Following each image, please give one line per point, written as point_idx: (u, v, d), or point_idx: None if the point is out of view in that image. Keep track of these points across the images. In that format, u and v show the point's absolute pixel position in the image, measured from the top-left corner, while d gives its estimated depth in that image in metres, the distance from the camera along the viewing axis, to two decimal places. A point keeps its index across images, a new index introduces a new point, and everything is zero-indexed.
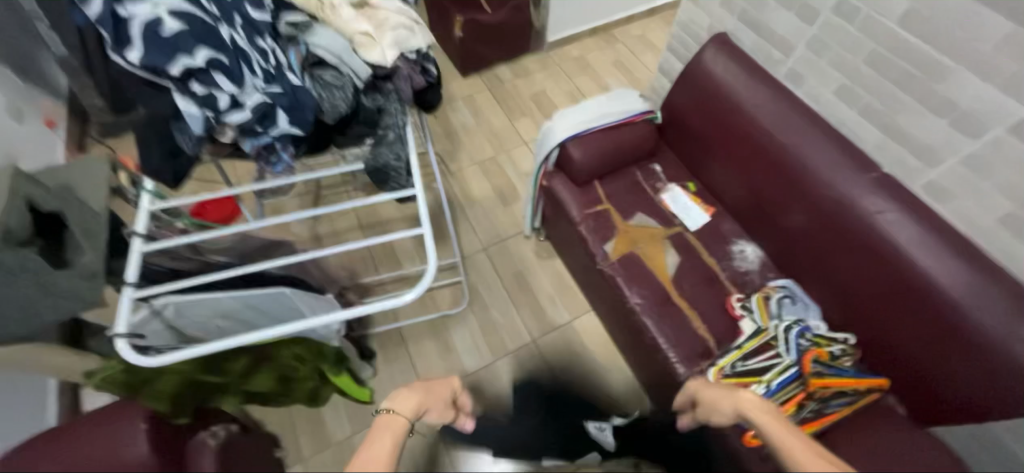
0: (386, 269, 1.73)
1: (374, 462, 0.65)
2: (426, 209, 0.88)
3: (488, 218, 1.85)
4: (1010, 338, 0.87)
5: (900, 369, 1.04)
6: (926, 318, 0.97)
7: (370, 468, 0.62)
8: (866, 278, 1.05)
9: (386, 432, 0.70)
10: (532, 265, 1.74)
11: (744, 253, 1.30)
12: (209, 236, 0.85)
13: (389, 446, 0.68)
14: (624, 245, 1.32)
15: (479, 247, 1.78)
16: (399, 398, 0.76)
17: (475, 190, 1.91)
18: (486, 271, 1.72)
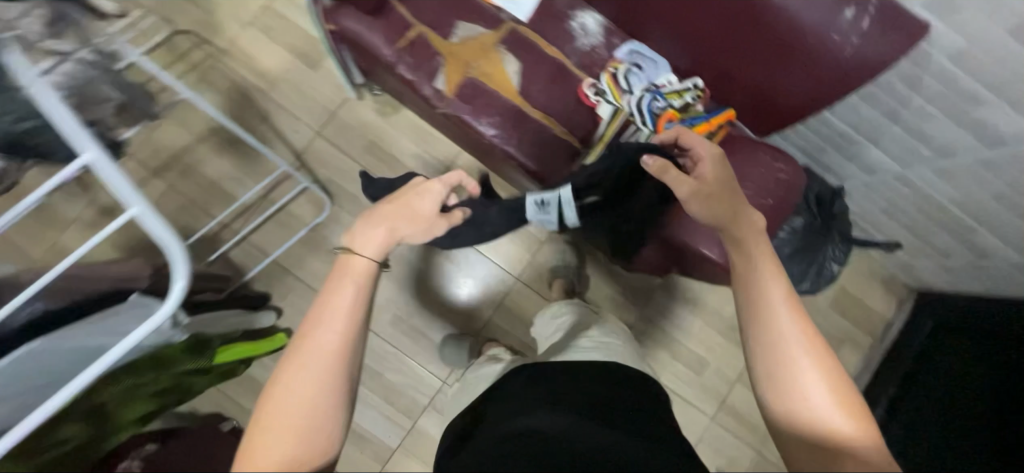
0: (220, 207, 1.42)
1: (329, 317, 0.65)
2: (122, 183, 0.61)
3: (303, 93, 1.46)
4: (831, 29, 0.86)
5: (744, 94, 1.05)
6: (762, 37, 0.93)
7: (331, 343, 0.64)
8: (704, 11, 0.96)
9: (349, 273, 0.70)
10: (382, 129, 1.48)
11: (585, 26, 1.12)
12: None
13: (355, 289, 0.69)
14: (457, 72, 1.09)
15: (312, 134, 1.46)
16: (365, 231, 0.73)
17: (267, 63, 1.46)
18: (334, 158, 1.46)
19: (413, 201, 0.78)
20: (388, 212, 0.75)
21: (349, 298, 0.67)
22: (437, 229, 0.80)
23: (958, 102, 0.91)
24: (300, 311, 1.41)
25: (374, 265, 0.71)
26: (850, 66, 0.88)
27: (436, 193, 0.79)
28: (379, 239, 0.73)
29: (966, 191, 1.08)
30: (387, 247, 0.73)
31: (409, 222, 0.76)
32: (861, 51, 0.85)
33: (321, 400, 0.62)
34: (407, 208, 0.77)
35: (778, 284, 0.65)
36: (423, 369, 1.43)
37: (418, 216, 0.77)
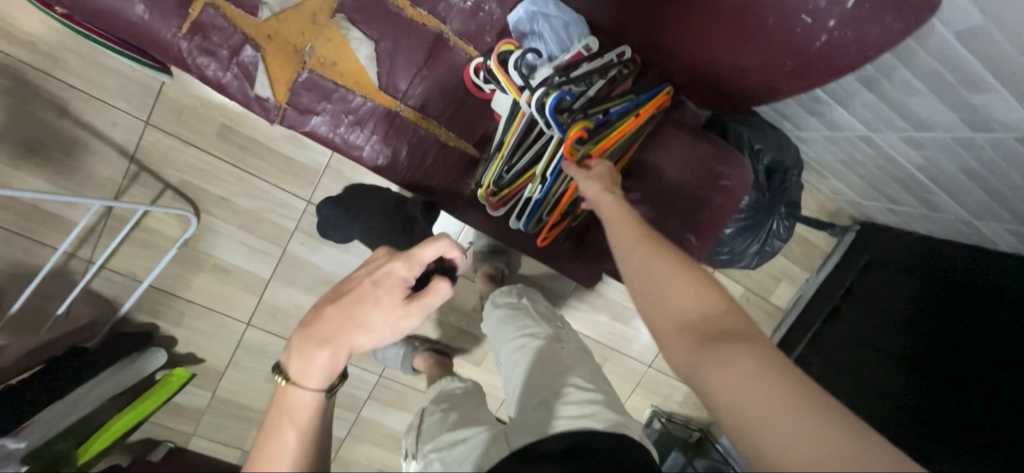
0: (54, 235, 1.14)
1: (271, 470, 0.53)
2: None
3: (105, 67, 1.06)
4: (804, 7, 0.65)
5: (683, 72, 0.81)
6: None
7: None
8: None
9: (291, 407, 0.56)
10: (233, 108, 1.13)
11: None
12: None
13: (301, 426, 0.56)
14: (284, 61, 0.76)
15: (139, 126, 1.10)
16: (303, 354, 0.56)
17: (30, 25, 1.01)
18: (181, 153, 1.13)
19: (365, 299, 0.58)
20: (326, 316, 0.56)
21: (294, 440, 0.55)
22: (409, 325, 0.59)
23: (950, 83, 0.69)
24: (201, 334, 1.27)
25: (324, 395, 0.57)
26: (813, 59, 0.69)
27: (398, 287, 0.59)
28: (321, 364, 0.55)
29: (933, 160, 0.92)
30: (336, 369, 0.57)
31: (363, 329, 0.56)
32: (834, 42, 0.66)
33: None
34: (360, 307, 0.57)
35: (683, 298, 0.52)
36: (356, 368, 1.38)
37: (373, 320, 0.57)
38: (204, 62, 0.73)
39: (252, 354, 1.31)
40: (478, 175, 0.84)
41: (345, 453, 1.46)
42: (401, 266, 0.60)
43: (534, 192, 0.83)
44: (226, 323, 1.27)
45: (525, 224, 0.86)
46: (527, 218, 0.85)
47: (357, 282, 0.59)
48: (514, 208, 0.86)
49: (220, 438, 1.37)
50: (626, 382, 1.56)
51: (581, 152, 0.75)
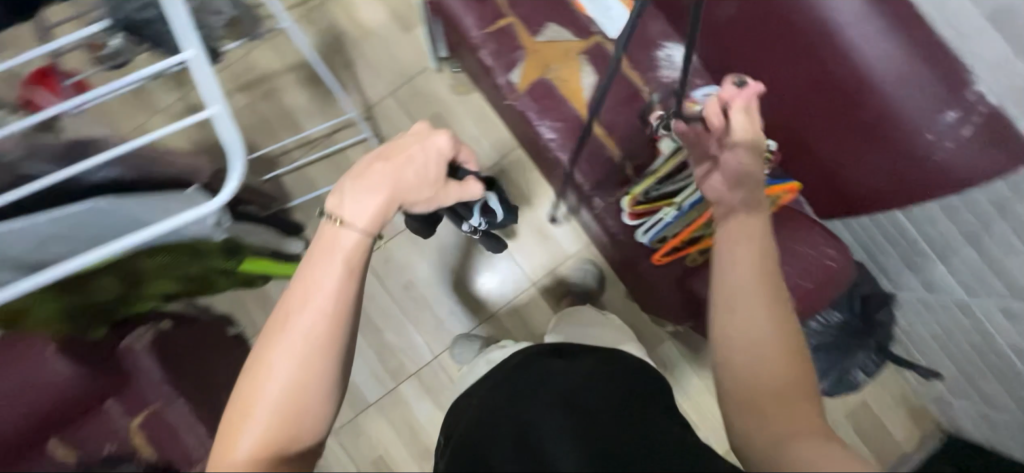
0: (286, 134, 1.52)
1: (314, 295, 0.61)
2: (202, 82, 0.63)
3: (390, 53, 1.54)
4: (925, 127, 0.85)
5: (810, 166, 1.05)
6: (852, 113, 0.92)
7: (319, 319, 0.60)
8: (793, 71, 0.96)
9: (337, 242, 0.64)
10: (450, 104, 1.53)
11: (672, 59, 1.11)
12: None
13: (346, 259, 0.64)
14: (534, 69, 1.11)
15: (386, 93, 1.53)
16: (353, 197, 0.65)
17: (366, 16, 1.54)
18: (398, 118, 1.52)
19: (408, 161, 0.67)
20: (377, 169, 0.66)
21: (341, 268, 0.63)
22: (446, 197, 0.72)
23: None
24: None
25: (365, 237, 0.65)
26: (930, 170, 0.87)
27: (438, 163, 0.69)
28: (370, 207, 0.65)
29: None
30: (381, 215, 0.66)
31: (409, 185, 0.67)
32: (951, 158, 0.84)
33: (308, 370, 0.60)
34: (410, 172, 0.67)
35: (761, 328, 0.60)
36: (421, 340, 1.48)
37: (420, 181, 0.68)
38: (489, 50, 1.11)
39: None
40: (630, 187, 1.06)
41: (363, 419, 1.47)
42: (443, 137, 0.69)
43: (667, 215, 1.02)
44: None
45: (650, 238, 1.05)
46: (655, 233, 1.04)
47: (402, 150, 0.68)
48: (645, 222, 1.06)
49: None
50: None
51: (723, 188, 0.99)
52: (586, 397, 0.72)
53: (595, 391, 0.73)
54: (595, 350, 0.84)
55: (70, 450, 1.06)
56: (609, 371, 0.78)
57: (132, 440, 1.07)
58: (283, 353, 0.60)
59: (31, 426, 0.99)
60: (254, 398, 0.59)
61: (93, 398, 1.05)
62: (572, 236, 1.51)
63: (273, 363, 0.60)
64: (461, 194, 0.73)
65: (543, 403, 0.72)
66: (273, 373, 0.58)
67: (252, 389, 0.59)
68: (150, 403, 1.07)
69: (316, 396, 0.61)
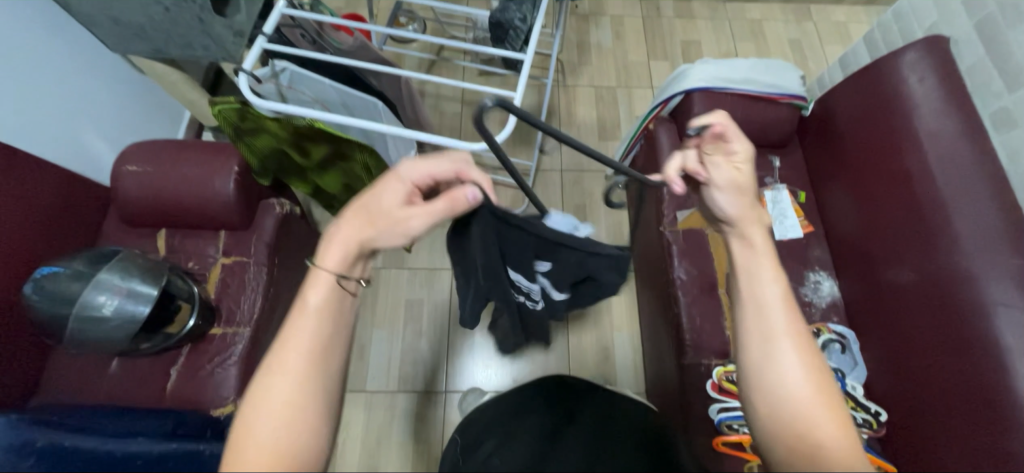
0: None
1: (298, 340, 0.52)
2: (524, 79, 0.86)
3: (579, 143, 1.79)
4: None
5: (914, 460, 0.95)
6: (977, 434, 0.84)
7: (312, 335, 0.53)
8: (935, 362, 0.92)
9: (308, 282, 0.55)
10: (597, 206, 1.70)
11: (818, 286, 1.18)
12: (359, 30, 0.87)
13: (318, 304, 0.54)
14: (698, 220, 1.24)
15: (556, 167, 1.76)
16: (324, 242, 0.57)
17: (579, 111, 1.84)
18: (552, 189, 1.72)
19: (369, 195, 0.59)
20: (344, 208, 0.59)
21: (313, 316, 0.54)
22: (408, 222, 0.57)
23: None
24: (431, 244, 1.63)
25: (336, 278, 0.55)
26: None
27: (400, 192, 0.59)
28: (341, 243, 0.57)
29: None
30: (350, 253, 0.57)
31: (374, 212, 0.58)
32: None
33: (308, 387, 0.51)
34: (369, 203, 0.58)
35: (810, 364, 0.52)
36: (447, 367, 1.49)
37: (383, 210, 0.57)
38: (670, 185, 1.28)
39: (428, 281, 1.59)
40: (728, 361, 1.09)
41: (349, 399, 1.45)
42: (407, 165, 0.59)
43: None
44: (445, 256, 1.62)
45: (721, 419, 1.03)
46: (729, 416, 1.03)
47: (361, 189, 0.60)
48: (727, 402, 1.05)
49: None
50: None
51: None
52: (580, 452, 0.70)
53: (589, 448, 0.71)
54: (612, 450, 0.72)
55: (164, 247, 1.15)
56: (592, 427, 0.76)
57: (211, 272, 1.14)
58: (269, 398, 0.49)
59: (162, 211, 1.11)
60: (249, 453, 0.47)
61: (217, 224, 1.15)
62: (629, 375, 1.49)
63: (264, 398, 0.49)
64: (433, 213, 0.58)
65: (549, 466, 0.68)
66: (273, 400, 0.49)
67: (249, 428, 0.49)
68: (247, 255, 1.16)
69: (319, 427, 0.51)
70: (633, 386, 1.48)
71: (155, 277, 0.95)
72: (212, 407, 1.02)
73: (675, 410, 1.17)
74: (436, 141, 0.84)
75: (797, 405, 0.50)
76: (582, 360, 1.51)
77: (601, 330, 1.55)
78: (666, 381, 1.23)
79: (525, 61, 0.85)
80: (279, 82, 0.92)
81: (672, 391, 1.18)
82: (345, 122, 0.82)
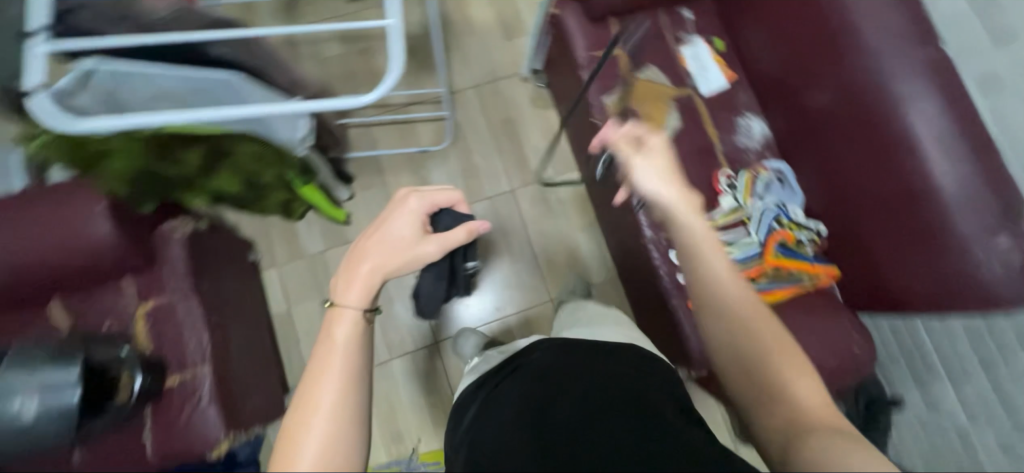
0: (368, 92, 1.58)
1: (324, 371, 0.62)
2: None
3: (485, 50, 1.63)
4: (978, 248, 0.87)
5: (858, 260, 1.05)
6: (907, 221, 0.94)
7: (338, 366, 0.63)
8: (865, 170, 1.00)
9: (335, 320, 0.66)
10: (524, 113, 1.61)
11: (750, 129, 1.20)
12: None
13: (345, 338, 0.65)
14: (626, 99, 1.19)
15: (470, 84, 1.61)
16: (348, 280, 0.69)
17: (475, 13, 1.64)
18: (473, 110, 1.60)
19: (388, 233, 0.73)
20: (366, 248, 0.71)
21: (343, 344, 0.64)
22: (424, 247, 0.75)
23: None
24: (368, 208, 1.52)
25: (362, 311, 0.66)
26: (973, 287, 0.88)
27: (414, 226, 0.76)
28: (362, 284, 0.68)
29: None
30: (373, 287, 0.70)
31: (394, 246, 0.73)
32: (1000, 281, 0.85)
33: (344, 397, 0.61)
34: (389, 239, 0.73)
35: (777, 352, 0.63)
36: (429, 320, 1.48)
37: (405, 242, 0.74)
38: (591, 71, 1.20)
39: None
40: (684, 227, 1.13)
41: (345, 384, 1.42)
42: (414, 201, 0.77)
43: None
44: None
45: (691, 280, 1.10)
46: None
47: (373, 230, 0.74)
48: None
49: (289, 285, 1.46)
50: None
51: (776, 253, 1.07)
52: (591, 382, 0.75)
53: (594, 373, 0.77)
54: (606, 401, 0.71)
55: (65, 316, 0.99)
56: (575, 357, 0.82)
57: (134, 324, 1.01)
58: (316, 413, 0.60)
59: (39, 281, 0.93)
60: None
61: (115, 271, 0.99)
62: (600, 267, 1.55)
63: (304, 429, 0.60)
64: (442, 242, 0.77)
65: (551, 437, 0.67)
66: (317, 416, 0.60)
67: (293, 448, 0.59)
68: (167, 293, 1.02)
69: (353, 439, 0.61)
70: (606, 275, 1.55)
71: (66, 359, 0.82)
72: (205, 449, 0.96)
73: (649, 286, 1.23)
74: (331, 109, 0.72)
75: (758, 373, 0.63)
76: (555, 269, 1.54)
77: (564, 236, 1.56)
78: (635, 262, 1.29)
79: None
80: (94, 86, 0.73)
81: (642, 270, 1.24)
82: (196, 116, 0.67)
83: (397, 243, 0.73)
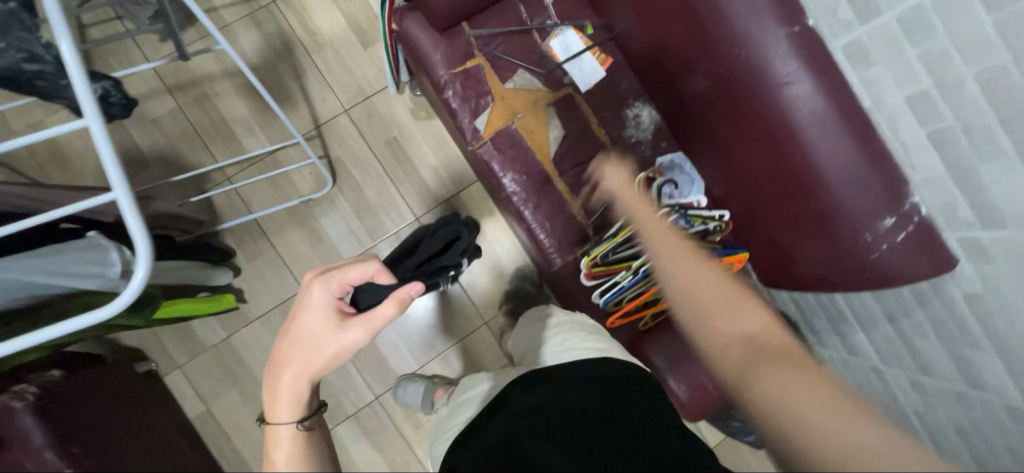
0: (219, 148, 1.36)
1: None
2: (111, 163, 0.51)
3: (345, 66, 1.41)
4: (866, 228, 0.85)
5: (762, 244, 1.02)
6: (799, 206, 0.91)
7: None
8: (752, 157, 0.94)
9: (274, 441, 0.60)
10: (408, 129, 1.44)
11: (639, 119, 1.10)
12: None
13: (286, 461, 0.58)
14: (500, 117, 1.06)
15: (338, 110, 1.41)
16: (272, 397, 0.62)
17: (322, 24, 1.41)
18: (350, 139, 1.41)
19: (300, 335, 0.64)
20: (282, 355, 0.63)
21: (288, 441, 0.59)
22: (347, 335, 0.64)
23: (956, 339, 0.93)
24: (262, 278, 1.37)
25: (295, 425, 0.60)
26: (867, 266, 0.87)
27: (329, 316, 0.65)
28: (286, 395, 0.61)
29: (928, 409, 1.10)
30: (302, 394, 0.62)
31: (311, 346, 0.63)
32: (890, 259, 0.84)
33: None
34: (302, 344, 0.63)
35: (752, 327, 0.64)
36: (362, 377, 1.40)
37: (320, 343, 0.63)
38: (454, 92, 1.05)
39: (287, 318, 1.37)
40: (587, 248, 1.06)
41: None
42: (316, 290, 0.66)
43: (621, 279, 1.04)
44: (285, 281, 1.38)
45: (606, 301, 1.05)
46: (610, 297, 1.04)
47: (284, 333, 0.65)
48: (602, 284, 1.06)
49: (199, 384, 1.33)
50: None
51: None
52: (586, 412, 0.66)
53: (584, 407, 0.67)
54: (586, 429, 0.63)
55: None
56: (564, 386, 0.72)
57: None
58: None
59: None
60: None
61: None
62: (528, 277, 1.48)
63: None
64: (367, 324, 0.65)
65: None
66: None
67: None
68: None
69: None
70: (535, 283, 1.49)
71: None
72: None
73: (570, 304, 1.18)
74: (63, 331, 0.56)
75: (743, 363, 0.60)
76: (482, 292, 1.45)
77: (483, 254, 1.46)
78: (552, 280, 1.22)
79: (86, 127, 0.50)
80: None
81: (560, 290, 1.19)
82: None
83: (313, 345, 0.63)
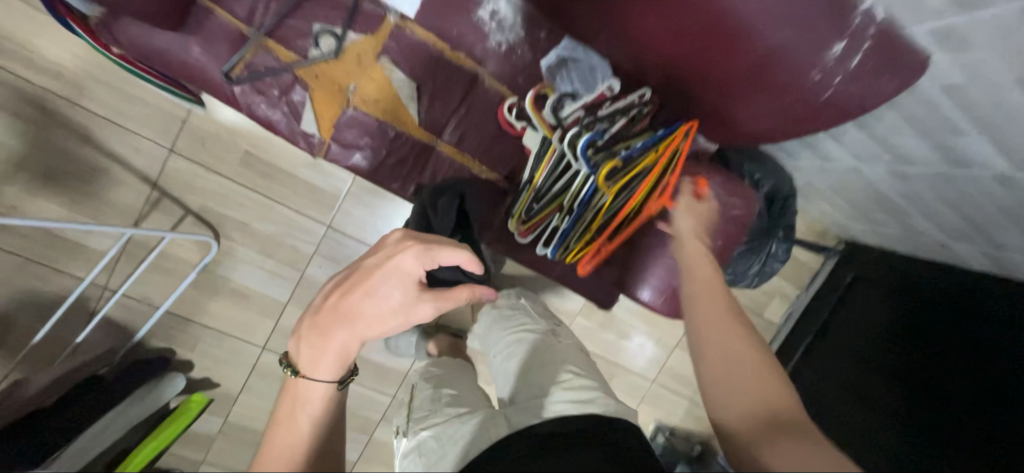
0: (70, 262, 1.12)
1: None
2: None
3: (130, 95, 1.07)
4: (813, 65, 0.77)
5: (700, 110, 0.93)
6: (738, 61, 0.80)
7: None
8: (669, 22, 0.80)
9: (302, 401, 0.54)
10: (256, 134, 1.15)
11: (498, 17, 0.89)
12: None
13: (313, 426, 0.53)
14: (329, 103, 0.88)
15: (163, 152, 1.12)
16: (315, 345, 0.55)
17: (60, 55, 1.03)
18: (201, 178, 1.14)
19: (370, 294, 0.56)
20: (339, 314, 0.55)
21: (309, 431, 0.52)
22: (417, 316, 0.59)
23: (934, 127, 0.81)
24: (217, 358, 1.26)
25: (336, 386, 0.55)
26: (823, 105, 0.81)
27: (405, 286, 0.58)
28: (336, 356, 0.54)
29: (912, 189, 1.02)
30: (349, 358, 0.55)
31: (374, 316, 0.56)
32: (844, 90, 0.78)
33: None
34: (371, 303, 0.56)
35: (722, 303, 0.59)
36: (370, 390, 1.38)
37: (398, 311, 0.57)
38: (256, 100, 0.85)
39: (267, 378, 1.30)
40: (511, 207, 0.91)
41: None
42: (409, 259, 0.59)
43: (558, 223, 0.91)
44: (241, 349, 1.27)
45: (551, 252, 0.93)
46: (556, 246, 0.92)
47: (355, 280, 0.57)
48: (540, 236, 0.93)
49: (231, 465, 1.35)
50: (631, 397, 1.56)
51: (612, 180, 0.84)
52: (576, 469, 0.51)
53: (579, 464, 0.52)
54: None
55: None
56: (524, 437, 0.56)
57: None
58: None
59: None
60: None
61: None
62: None
63: None
64: (440, 307, 0.62)
65: None
66: None
67: None
68: None
69: None
70: None
71: None
72: None
73: None
74: None
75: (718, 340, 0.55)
76: None
77: None
78: None
79: None
80: None
81: None
82: None
83: (391, 316, 0.57)
